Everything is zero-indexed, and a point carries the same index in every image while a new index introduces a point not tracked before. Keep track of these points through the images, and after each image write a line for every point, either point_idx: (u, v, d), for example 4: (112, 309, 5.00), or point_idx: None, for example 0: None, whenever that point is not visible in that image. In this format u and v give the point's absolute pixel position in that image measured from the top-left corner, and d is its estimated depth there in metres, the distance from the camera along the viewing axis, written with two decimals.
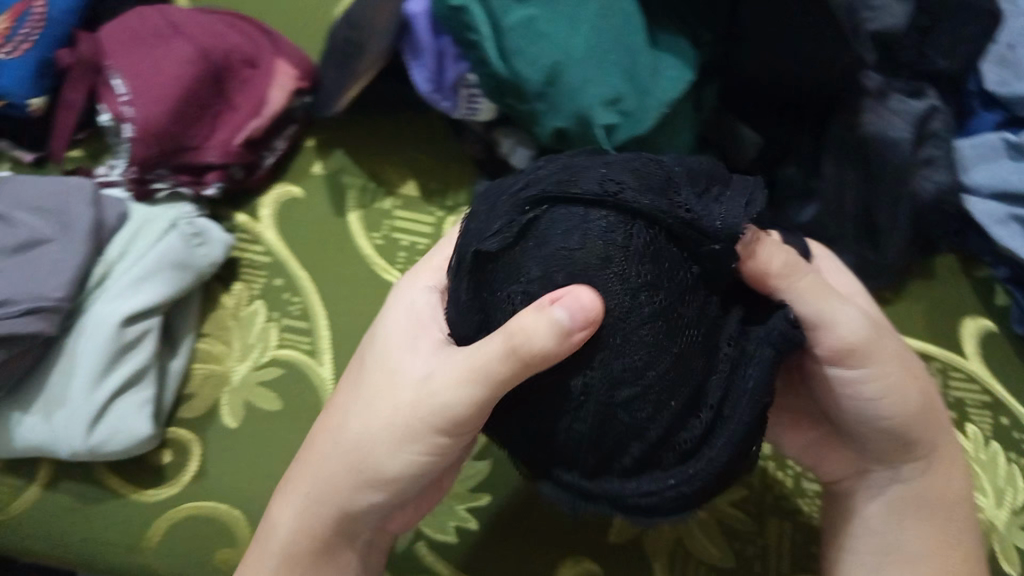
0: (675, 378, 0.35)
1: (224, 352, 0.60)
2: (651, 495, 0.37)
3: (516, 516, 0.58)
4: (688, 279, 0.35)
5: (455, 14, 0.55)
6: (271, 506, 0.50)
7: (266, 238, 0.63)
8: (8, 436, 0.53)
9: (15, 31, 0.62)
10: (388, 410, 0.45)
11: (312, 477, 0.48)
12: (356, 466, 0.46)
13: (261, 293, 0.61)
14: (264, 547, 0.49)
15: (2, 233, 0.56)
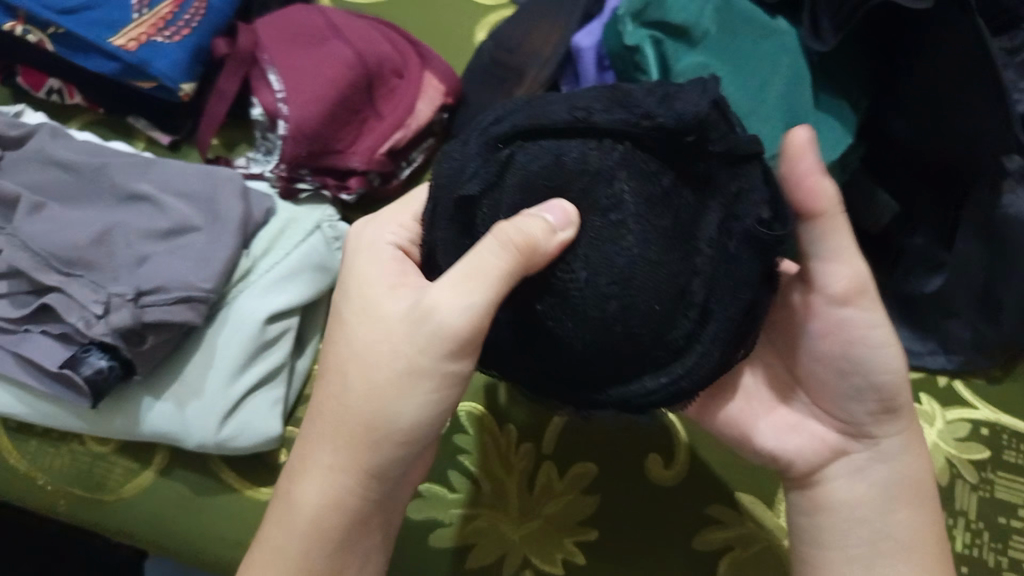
0: (659, 284, 0.36)
1: None
2: (652, 393, 0.38)
3: (617, 526, 0.58)
4: (657, 188, 0.36)
5: (627, 53, 0.58)
6: (286, 482, 0.44)
7: None
8: (138, 420, 0.53)
9: (177, 17, 0.63)
10: (386, 354, 0.40)
11: (324, 444, 0.42)
12: (370, 423, 0.41)
13: None
14: (286, 521, 0.43)
15: (152, 217, 0.56)
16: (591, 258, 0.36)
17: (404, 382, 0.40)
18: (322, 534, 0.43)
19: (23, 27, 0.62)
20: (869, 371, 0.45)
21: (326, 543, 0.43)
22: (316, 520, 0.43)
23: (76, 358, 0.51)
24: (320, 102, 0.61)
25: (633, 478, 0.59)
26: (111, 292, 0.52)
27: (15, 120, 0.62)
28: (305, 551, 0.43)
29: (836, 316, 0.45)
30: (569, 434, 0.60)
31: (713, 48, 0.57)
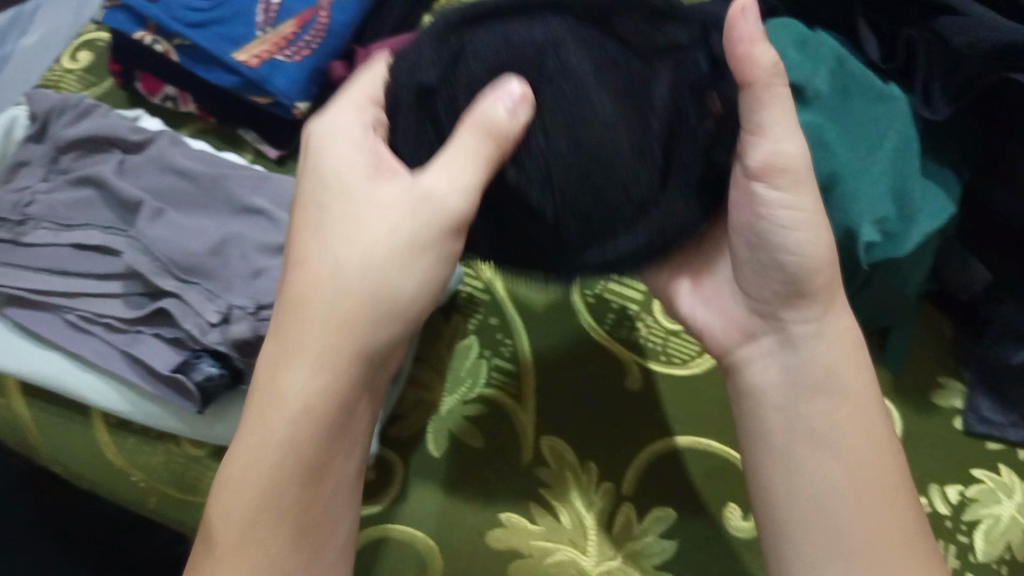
0: (597, 142, 0.40)
1: (435, 380, 0.62)
2: (616, 248, 0.42)
3: (687, 563, 0.57)
4: (605, 56, 0.41)
5: None
6: (269, 378, 0.44)
7: (490, 279, 0.66)
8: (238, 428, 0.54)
9: (298, 36, 0.65)
10: (380, 232, 0.42)
11: (300, 347, 0.43)
12: (369, 301, 0.42)
13: (476, 328, 0.64)
14: (274, 418, 0.43)
15: (266, 231, 0.57)
16: (557, 151, 0.40)
17: (400, 267, 0.42)
18: (309, 434, 0.43)
19: (152, 37, 0.65)
20: (779, 251, 0.47)
21: (298, 453, 0.43)
22: (300, 422, 0.43)
23: (188, 363, 0.53)
24: None
25: (645, 467, 0.60)
26: (233, 304, 0.54)
27: (135, 124, 0.63)
28: (286, 454, 0.43)
29: (752, 189, 0.46)
30: (647, 476, 0.60)
31: (823, 108, 0.57)
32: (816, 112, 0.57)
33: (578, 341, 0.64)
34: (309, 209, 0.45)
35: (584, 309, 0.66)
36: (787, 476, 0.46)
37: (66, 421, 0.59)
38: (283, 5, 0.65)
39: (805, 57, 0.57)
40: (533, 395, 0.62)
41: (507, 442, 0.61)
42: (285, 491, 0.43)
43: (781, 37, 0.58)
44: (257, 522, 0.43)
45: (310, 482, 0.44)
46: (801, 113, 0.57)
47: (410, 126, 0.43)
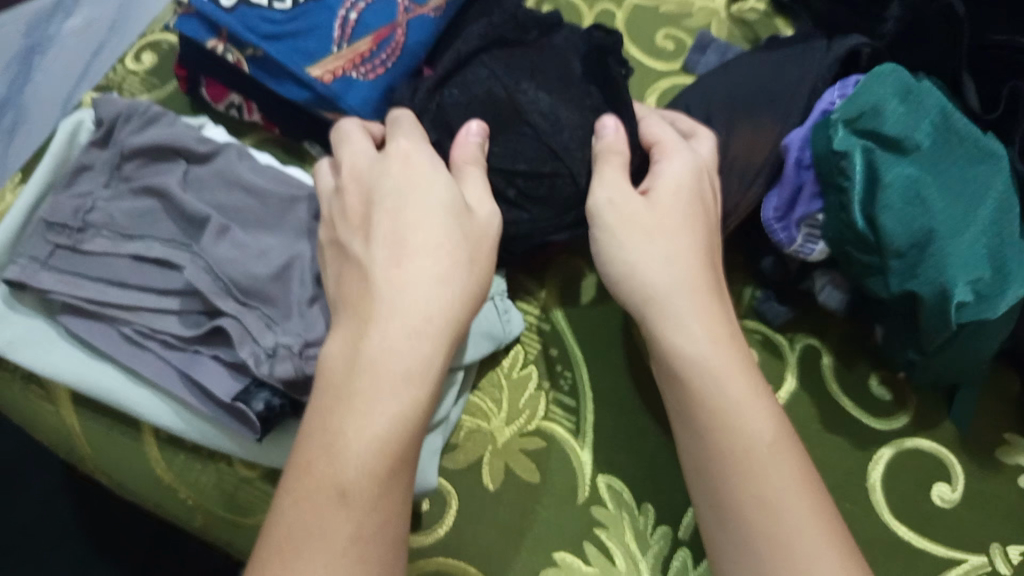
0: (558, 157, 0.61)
1: (493, 410, 0.61)
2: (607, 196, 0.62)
3: None
4: (536, 111, 0.61)
5: (835, 156, 0.56)
6: (352, 387, 0.43)
7: (552, 309, 0.65)
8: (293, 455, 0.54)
9: (373, 54, 0.64)
10: (434, 237, 0.48)
11: (396, 317, 0.45)
12: (442, 287, 0.46)
13: (537, 358, 0.63)
14: (356, 433, 0.42)
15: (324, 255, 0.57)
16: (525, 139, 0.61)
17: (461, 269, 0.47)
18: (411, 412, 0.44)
19: (224, 46, 0.64)
20: (648, 250, 0.51)
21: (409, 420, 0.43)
22: (403, 391, 0.43)
23: (248, 392, 0.53)
24: None
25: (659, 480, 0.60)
26: (279, 340, 0.52)
27: (200, 134, 0.63)
28: (391, 427, 0.43)
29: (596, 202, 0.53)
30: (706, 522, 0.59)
31: (926, 161, 0.56)
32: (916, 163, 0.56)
33: (638, 377, 0.63)
34: (399, 222, 0.48)
35: (646, 344, 0.64)
36: (744, 473, 0.45)
37: (115, 432, 0.58)
38: (360, 20, 0.64)
39: (907, 109, 0.57)
40: (591, 430, 0.61)
41: (563, 479, 0.59)
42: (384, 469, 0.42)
43: (884, 86, 0.57)
44: (377, 485, 0.42)
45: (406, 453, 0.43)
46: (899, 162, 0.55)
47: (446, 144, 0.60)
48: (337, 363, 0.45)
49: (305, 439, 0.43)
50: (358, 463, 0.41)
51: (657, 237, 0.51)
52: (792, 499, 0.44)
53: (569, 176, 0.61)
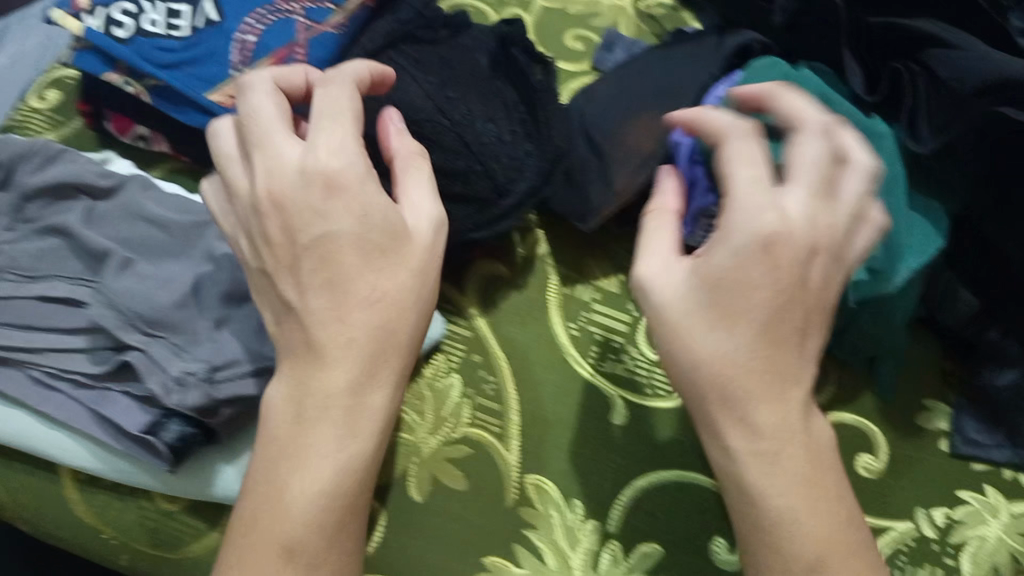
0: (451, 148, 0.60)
1: (417, 422, 0.61)
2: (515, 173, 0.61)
3: None
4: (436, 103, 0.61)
5: (721, 148, 0.57)
6: (305, 435, 0.46)
7: (471, 312, 0.64)
8: (208, 485, 0.54)
9: None
10: (365, 287, 0.47)
11: (342, 366, 0.46)
12: (377, 337, 0.47)
13: (460, 365, 0.62)
14: (302, 487, 0.45)
15: (223, 277, 0.56)
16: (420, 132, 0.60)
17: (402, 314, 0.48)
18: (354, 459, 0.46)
19: (122, 77, 0.64)
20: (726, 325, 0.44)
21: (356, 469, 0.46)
22: (345, 441, 0.46)
23: (158, 424, 0.52)
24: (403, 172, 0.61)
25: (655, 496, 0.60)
26: (183, 369, 0.51)
27: (103, 168, 0.62)
28: (338, 478, 0.46)
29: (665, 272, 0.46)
30: (634, 513, 0.60)
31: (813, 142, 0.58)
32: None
33: (561, 376, 0.63)
34: (335, 264, 0.47)
35: (567, 341, 0.65)
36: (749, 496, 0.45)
37: (38, 477, 0.58)
38: (259, 42, 0.63)
39: None
40: (517, 434, 0.61)
41: (492, 483, 0.59)
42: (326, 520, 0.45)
43: (764, 75, 0.60)
44: (321, 533, 0.45)
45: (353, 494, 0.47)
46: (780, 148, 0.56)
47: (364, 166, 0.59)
48: (283, 413, 0.47)
49: (261, 486, 0.46)
50: (301, 518, 0.45)
51: (706, 307, 0.45)
52: (803, 544, 0.43)
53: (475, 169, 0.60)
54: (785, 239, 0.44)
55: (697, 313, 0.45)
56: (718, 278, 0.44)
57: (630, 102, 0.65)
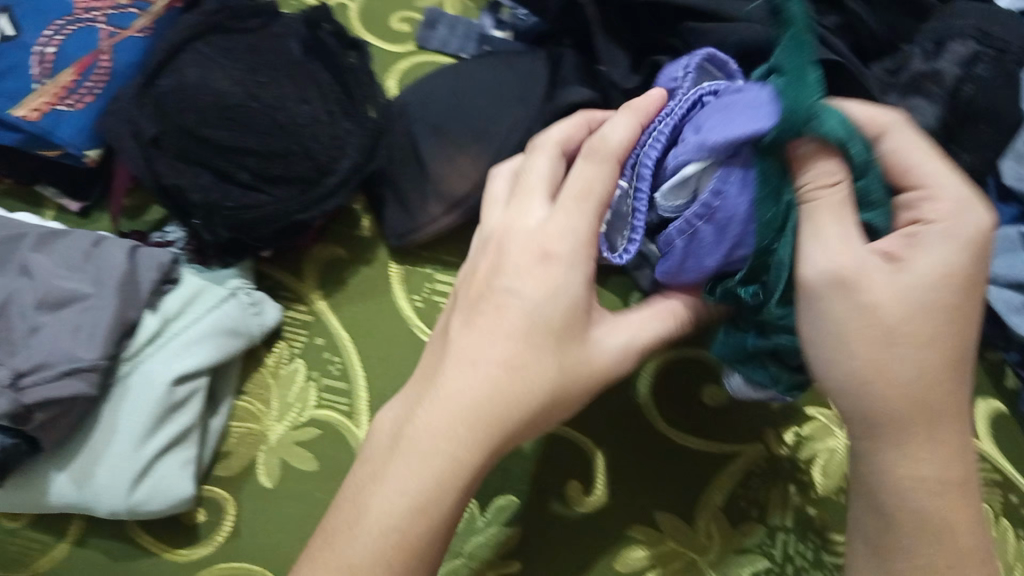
0: (266, 126, 0.57)
1: (263, 411, 0.61)
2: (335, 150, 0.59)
3: (547, 548, 0.61)
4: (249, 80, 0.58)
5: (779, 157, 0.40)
6: (385, 472, 0.43)
7: (311, 296, 0.65)
8: (42, 495, 0.53)
9: (79, 84, 0.63)
10: (488, 365, 0.43)
11: (453, 430, 0.42)
12: (507, 392, 0.42)
13: (302, 351, 0.63)
14: (356, 527, 0.42)
15: (36, 287, 0.55)
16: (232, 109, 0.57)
17: (610, 371, 0.45)
18: (470, 494, 0.43)
19: None
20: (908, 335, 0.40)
21: (433, 520, 0.42)
22: (426, 478, 0.42)
23: None
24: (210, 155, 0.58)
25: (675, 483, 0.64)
26: None
27: None
28: (399, 507, 0.42)
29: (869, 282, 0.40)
30: (491, 471, 0.63)
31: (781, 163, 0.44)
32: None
33: (405, 349, 0.63)
34: (522, 335, 0.43)
35: (412, 314, 0.64)
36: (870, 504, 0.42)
37: None
38: (60, 52, 0.63)
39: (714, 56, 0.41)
40: (366, 410, 0.61)
41: (341, 460, 0.60)
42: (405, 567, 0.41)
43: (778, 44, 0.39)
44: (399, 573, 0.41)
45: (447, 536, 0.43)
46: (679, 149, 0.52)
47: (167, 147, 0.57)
48: (380, 440, 0.44)
49: (329, 519, 0.44)
50: (368, 552, 0.41)
51: (921, 317, 0.40)
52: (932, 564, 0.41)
53: (296, 149, 0.58)
54: (953, 235, 0.40)
55: (854, 328, 0.40)
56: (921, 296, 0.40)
57: (450, 86, 0.65)
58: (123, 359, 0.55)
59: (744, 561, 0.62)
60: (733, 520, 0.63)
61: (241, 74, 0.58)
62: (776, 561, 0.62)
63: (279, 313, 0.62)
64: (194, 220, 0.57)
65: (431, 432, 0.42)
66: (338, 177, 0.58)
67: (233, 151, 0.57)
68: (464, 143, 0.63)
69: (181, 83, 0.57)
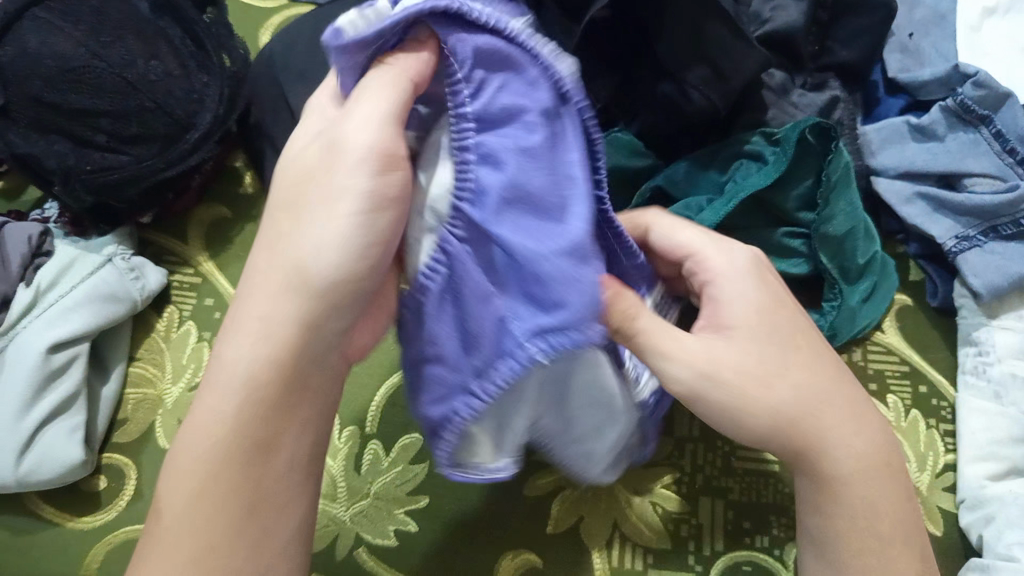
0: (118, 87, 0.58)
1: (158, 375, 0.61)
2: (194, 107, 0.60)
3: (456, 481, 0.61)
4: (98, 40, 0.58)
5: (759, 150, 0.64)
6: (202, 395, 0.45)
7: (198, 259, 0.65)
8: None
9: None
10: (278, 244, 0.43)
11: (244, 328, 0.44)
12: (291, 268, 0.43)
13: (192, 312, 0.63)
14: (185, 452, 0.44)
15: None
16: (79, 72, 0.58)
17: (369, 220, 0.41)
18: (261, 401, 0.44)
19: None
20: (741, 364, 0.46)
21: (220, 433, 0.44)
22: (230, 395, 0.44)
23: None
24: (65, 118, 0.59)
25: None
26: None
27: None
28: (212, 436, 0.44)
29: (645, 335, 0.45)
30: (394, 410, 0.63)
31: (822, 247, 0.64)
32: (751, 169, 0.63)
33: None
34: (280, 220, 0.44)
35: None
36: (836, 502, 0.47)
37: None
38: None
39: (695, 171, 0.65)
40: None
41: None
42: (217, 480, 0.44)
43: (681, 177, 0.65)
44: (203, 502, 0.43)
45: (255, 457, 0.44)
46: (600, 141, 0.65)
47: (23, 112, 0.58)
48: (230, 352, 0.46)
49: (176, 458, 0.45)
50: (191, 483, 0.44)
51: (761, 345, 0.47)
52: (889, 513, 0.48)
53: (151, 105, 0.59)
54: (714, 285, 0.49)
55: (756, 338, 0.47)
56: (744, 334, 0.47)
57: (311, 36, 0.65)
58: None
59: (652, 473, 0.62)
60: None
61: (82, 34, 0.58)
62: (685, 471, 0.62)
63: (164, 277, 0.62)
64: (56, 186, 0.59)
65: (223, 344, 0.45)
66: (200, 131, 0.60)
67: (86, 115, 0.58)
68: None
69: (21, 50, 0.58)
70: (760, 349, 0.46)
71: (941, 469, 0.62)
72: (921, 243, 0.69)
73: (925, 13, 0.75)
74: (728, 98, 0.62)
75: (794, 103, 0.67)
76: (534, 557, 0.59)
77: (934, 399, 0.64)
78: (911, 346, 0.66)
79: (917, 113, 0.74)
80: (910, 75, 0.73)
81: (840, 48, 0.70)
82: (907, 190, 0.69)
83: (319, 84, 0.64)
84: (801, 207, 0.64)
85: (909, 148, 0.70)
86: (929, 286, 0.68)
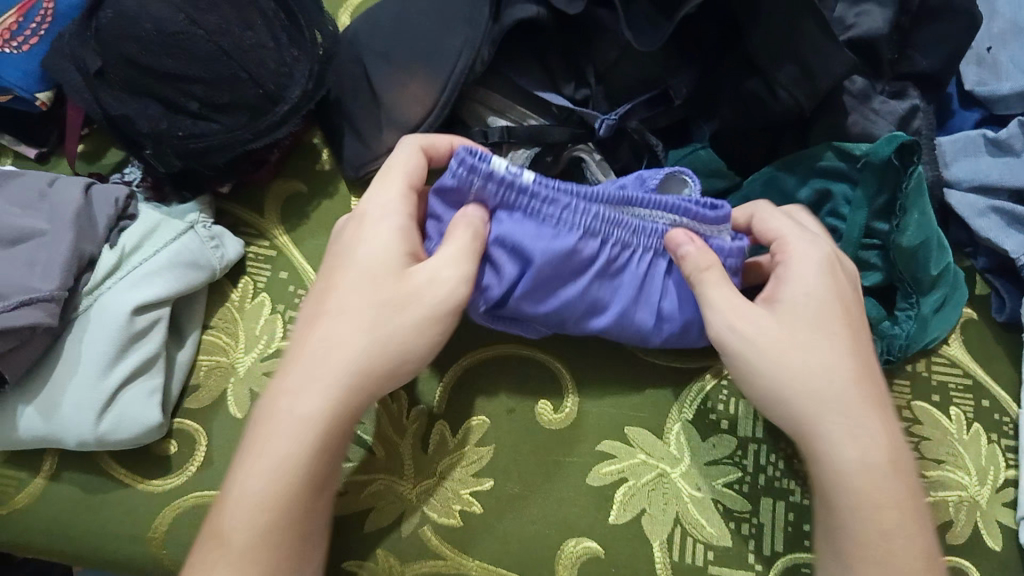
0: (209, 54, 0.58)
1: (230, 343, 0.60)
2: (283, 78, 0.61)
3: (516, 464, 0.61)
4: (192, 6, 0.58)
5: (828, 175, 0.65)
6: (244, 463, 0.49)
7: (272, 232, 0.65)
8: (13, 428, 0.55)
9: (23, 26, 0.64)
10: (342, 341, 0.50)
11: (303, 403, 0.49)
12: (347, 357, 0.50)
13: (266, 285, 0.63)
14: (247, 500, 0.48)
15: None
16: (175, 37, 0.58)
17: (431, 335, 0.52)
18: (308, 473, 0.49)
19: None
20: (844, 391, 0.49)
21: (291, 479, 0.49)
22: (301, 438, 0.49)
23: None
24: (156, 83, 0.59)
25: (643, 403, 0.64)
26: None
27: None
28: (271, 485, 0.48)
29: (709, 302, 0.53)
30: (462, 393, 0.63)
31: (896, 259, 0.63)
32: (843, 205, 0.65)
33: None
34: (373, 286, 0.51)
35: None
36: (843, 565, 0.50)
37: None
38: None
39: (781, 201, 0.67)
40: None
41: None
42: (288, 486, 0.48)
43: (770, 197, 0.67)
44: (266, 512, 0.48)
45: (297, 519, 0.49)
46: (682, 155, 0.67)
47: (120, 73, 0.59)
48: (287, 432, 0.49)
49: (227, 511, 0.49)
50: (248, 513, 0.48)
51: (817, 341, 0.51)
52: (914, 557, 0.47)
53: (251, 79, 0.60)
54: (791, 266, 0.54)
55: (839, 323, 0.52)
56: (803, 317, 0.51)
57: (397, 19, 0.66)
58: (83, 293, 0.57)
59: (715, 472, 0.61)
60: (704, 433, 0.62)
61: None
62: (747, 471, 0.61)
63: (241, 249, 0.63)
64: (146, 149, 0.61)
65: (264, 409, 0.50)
66: (288, 105, 0.61)
67: (179, 80, 0.59)
68: (414, 66, 0.64)
69: (121, 13, 0.58)
70: (825, 339, 0.51)
71: (1003, 484, 0.60)
72: (991, 257, 0.68)
73: (1005, 26, 0.75)
74: (813, 99, 0.62)
75: (876, 109, 0.67)
76: (593, 546, 0.59)
77: (996, 414, 0.63)
78: (976, 359, 0.65)
79: (992, 126, 0.74)
80: (988, 90, 0.72)
81: (920, 57, 0.69)
82: (981, 202, 0.68)
83: (403, 66, 0.64)
84: (875, 218, 0.64)
85: (984, 161, 0.70)
86: (994, 300, 0.67)
